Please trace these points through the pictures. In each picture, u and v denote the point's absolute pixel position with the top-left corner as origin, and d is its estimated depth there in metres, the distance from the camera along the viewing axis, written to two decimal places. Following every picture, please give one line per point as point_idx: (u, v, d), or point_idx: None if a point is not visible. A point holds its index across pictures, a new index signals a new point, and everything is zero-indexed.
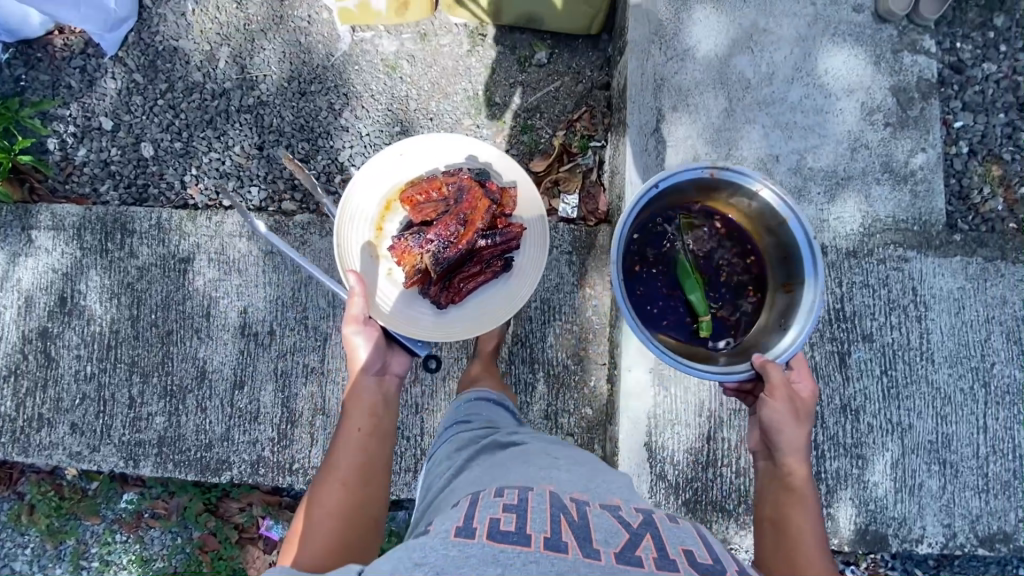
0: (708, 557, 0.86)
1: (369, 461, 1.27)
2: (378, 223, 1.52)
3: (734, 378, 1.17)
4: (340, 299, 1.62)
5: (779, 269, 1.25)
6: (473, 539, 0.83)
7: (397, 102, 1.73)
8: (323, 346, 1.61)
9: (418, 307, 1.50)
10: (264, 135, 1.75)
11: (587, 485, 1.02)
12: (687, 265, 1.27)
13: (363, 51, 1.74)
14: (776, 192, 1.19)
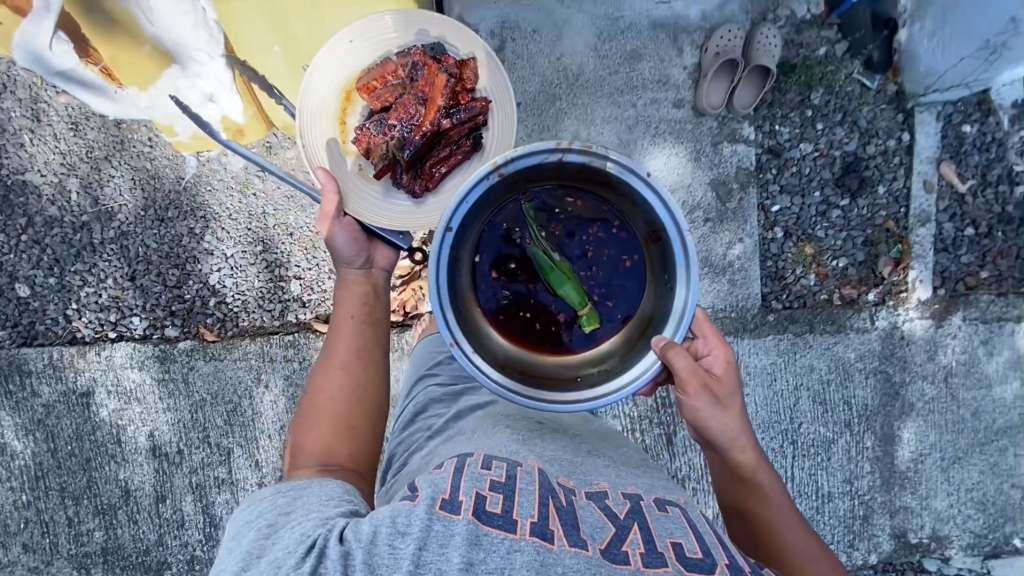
0: (698, 550, 0.91)
1: (367, 357, 1.25)
2: (338, 117, 1.45)
3: (643, 383, 1.00)
4: (236, 417, 1.77)
5: (641, 221, 1.03)
6: (457, 515, 0.86)
7: (255, 220, 1.76)
8: (227, 460, 1.79)
9: (394, 199, 1.47)
10: (133, 265, 1.79)
11: (572, 471, 1.07)
12: (546, 262, 1.12)
13: (212, 172, 1.74)
14: (581, 147, 0.96)
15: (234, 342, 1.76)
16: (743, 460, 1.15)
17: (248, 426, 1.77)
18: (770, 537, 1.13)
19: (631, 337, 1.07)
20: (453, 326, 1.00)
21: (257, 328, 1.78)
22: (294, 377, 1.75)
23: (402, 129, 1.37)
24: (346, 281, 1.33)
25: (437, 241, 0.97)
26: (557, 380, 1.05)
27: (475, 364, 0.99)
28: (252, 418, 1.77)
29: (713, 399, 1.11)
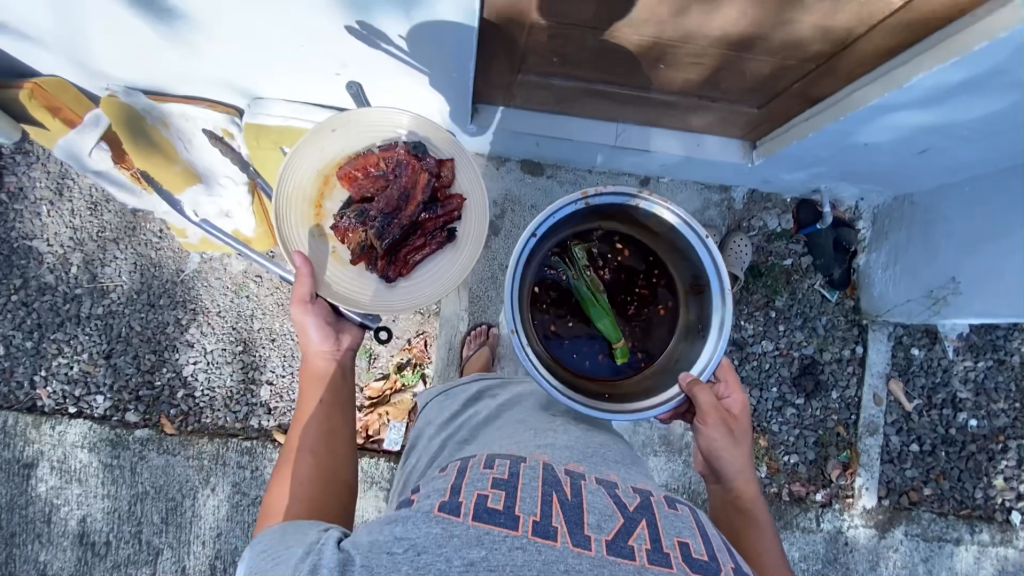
0: (704, 552, 0.78)
1: (340, 437, 1.12)
2: (312, 201, 1.31)
3: (666, 409, 1.09)
4: (174, 516, 1.73)
5: (684, 270, 1.17)
6: (457, 516, 0.75)
7: (242, 321, 1.81)
8: (154, 560, 1.72)
9: (367, 283, 1.34)
10: (112, 343, 1.82)
11: (581, 458, 0.96)
12: (587, 292, 1.23)
13: (212, 270, 1.82)
14: (656, 199, 1.08)
15: (191, 438, 1.75)
16: (745, 492, 1.14)
17: (184, 527, 1.72)
18: (757, 562, 1.06)
19: (658, 369, 1.19)
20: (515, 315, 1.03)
21: (217, 426, 1.79)
22: (242, 485, 1.73)
23: (382, 220, 1.26)
24: (308, 372, 1.20)
25: (521, 242, 1.04)
26: (594, 393, 1.12)
27: (539, 369, 1.03)
28: (190, 520, 1.72)
29: (727, 431, 1.13)
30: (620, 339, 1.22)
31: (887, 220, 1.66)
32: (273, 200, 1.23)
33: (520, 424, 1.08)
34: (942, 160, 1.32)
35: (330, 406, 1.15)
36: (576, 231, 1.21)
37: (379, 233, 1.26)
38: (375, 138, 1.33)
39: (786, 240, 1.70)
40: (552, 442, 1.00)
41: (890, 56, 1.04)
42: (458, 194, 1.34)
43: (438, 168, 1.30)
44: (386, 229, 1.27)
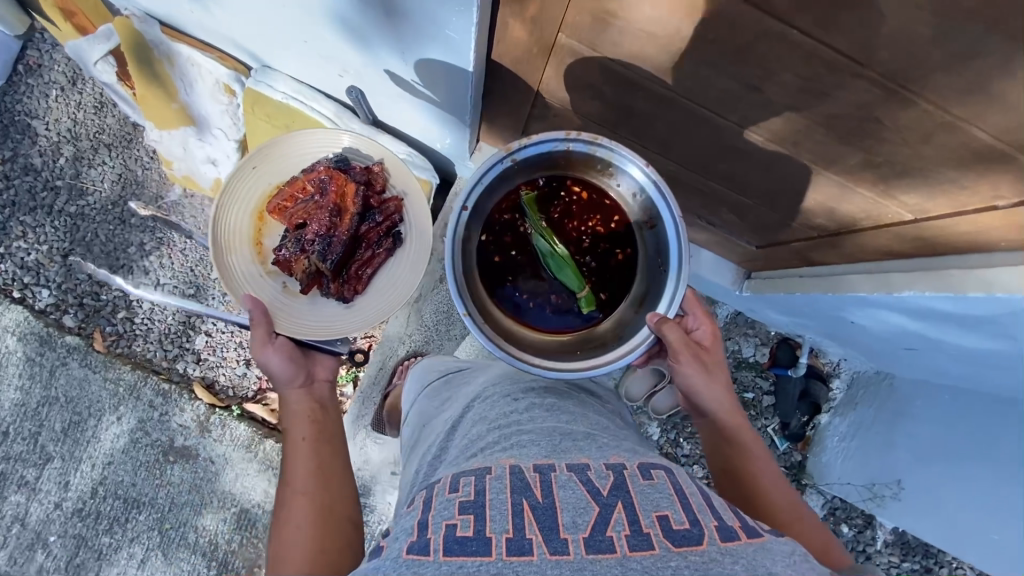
0: (685, 519, 0.67)
1: (331, 470, 0.98)
2: (253, 241, 1.27)
3: (636, 356, 1.00)
4: (74, 430, 1.73)
5: (632, 206, 1.07)
6: (427, 558, 0.63)
7: (201, 266, 1.81)
8: (42, 467, 1.71)
9: (323, 312, 1.29)
10: (73, 244, 1.81)
11: (553, 448, 0.79)
12: (545, 247, 1.13)
13: (190, 207, 1.81)
14: (586, 138, 0.98)
15: (114, 362, 1.75)
16: (737, 426, 0.99)
17: (80, 444, 1.72)
18: (765, 511, 0.90)
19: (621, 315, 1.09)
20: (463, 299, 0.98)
21: (143, 358, 1.78)
22: (147, 425, 1.72)
23: (321, 243, 1.22)
24: (286, 406, 1.06)
25: (451, 220, 0.97)
26: (552, 353, 1.06)
27: (486, 340, 0.97)
28: (88, 439, 1.72)
29: (702, 371, 0.99)
30: (584, 288, 1.12)
31: (863, 390, 1.57)
32: (210, 251, 1.20)
33: (489, 408, 0.92)
34: (924, 363, 1.24)
35: (315, 440, 1.01)
36: (519, 189, 1.09)
37: (321, 256, 1.22)
38: (300, 165, 1.30)
39: (751, 371, 1.61)
40: (518, 431, 0.84)
41: (889, 257, 0.96)
42: (394, 198, 1.30)
43: (370, 174, 1.28)
44: (328, 248, 1.23)
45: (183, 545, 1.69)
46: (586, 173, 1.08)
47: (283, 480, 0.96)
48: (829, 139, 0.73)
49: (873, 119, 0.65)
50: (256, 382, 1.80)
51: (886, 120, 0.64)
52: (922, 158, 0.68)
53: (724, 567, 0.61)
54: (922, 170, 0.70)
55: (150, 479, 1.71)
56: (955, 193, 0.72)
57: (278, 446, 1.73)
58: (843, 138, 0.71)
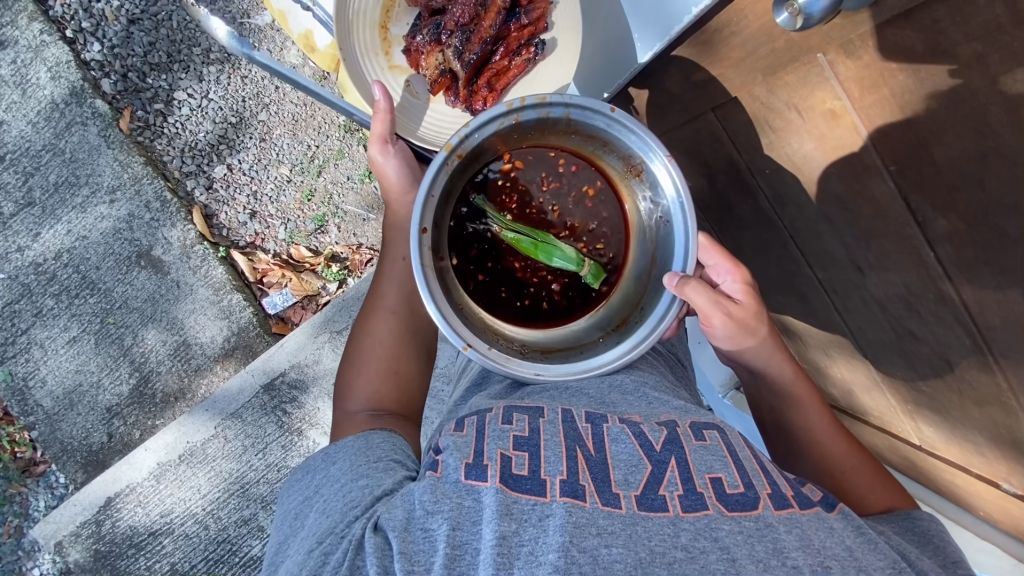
0: (740, 484, 0.71)
1: (415, 298, 1.10)
2: (381, 25, 1.13)
3: (665, 328, 0.86)
4: (65, 189, 1.70)
5: (613, 157, 0.94)
6: (482, 484, 0.69)
7: (253, 100, 1.77)
8: (21, 208, 1.69)
9: (447, 120, 1.22)
10: (144, 14, 1.72)
11: (602, 400, 0.86)
12: (530, 241, 0.97)
13: (272, 40, 1.76)
14: (536, 101, 0.83)
15: (131, 148, 1.71)
16: (794, 386, 0.96)
17: (64, 205, 1.70)
18: (822, 461, 0.92)
19: (630, 287, 0.98)
20: (457, 327, 0.81)
21: (158, 158, 1.74)
22: (134, 220, 1.71)
23: (461, 35, 1.12)
24: (399, 217, 1.13)
25: (414, 247, 0.80)
26: (571, 350, 0.92)
27: (491, 364, 0.82)
28: (75, 205, 1.70)
29: (736, 328, 0.91)
30: (587, 262, 0.99)
31: None
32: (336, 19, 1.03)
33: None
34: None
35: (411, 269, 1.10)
36: (472, 190, 0.94)
37: (461, 52, 1.12)
38: None
39: None
40: (565, 385, 0.91)
41: (875, 457, 1.13)
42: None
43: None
44: (466, 48, 1.12)
45: (116, 345, 1.71)
46: (541, 137, 0.94)
47: (373, 292, 1.09)
48: (912, 313, 0.86)
49: (961, 318, 0.79)
50: (251, 236, 1.78)
51: (972, 324, 0.78)
52: (965, 412, 0.87)
53: (779, 534, 0.65)
54: (957, 382, 0.85)
55: (115, 270, 1.71)
56: (970, 414, 0.86)
57: (243, 303, 1.73)
58: (922, 319, 0.85)
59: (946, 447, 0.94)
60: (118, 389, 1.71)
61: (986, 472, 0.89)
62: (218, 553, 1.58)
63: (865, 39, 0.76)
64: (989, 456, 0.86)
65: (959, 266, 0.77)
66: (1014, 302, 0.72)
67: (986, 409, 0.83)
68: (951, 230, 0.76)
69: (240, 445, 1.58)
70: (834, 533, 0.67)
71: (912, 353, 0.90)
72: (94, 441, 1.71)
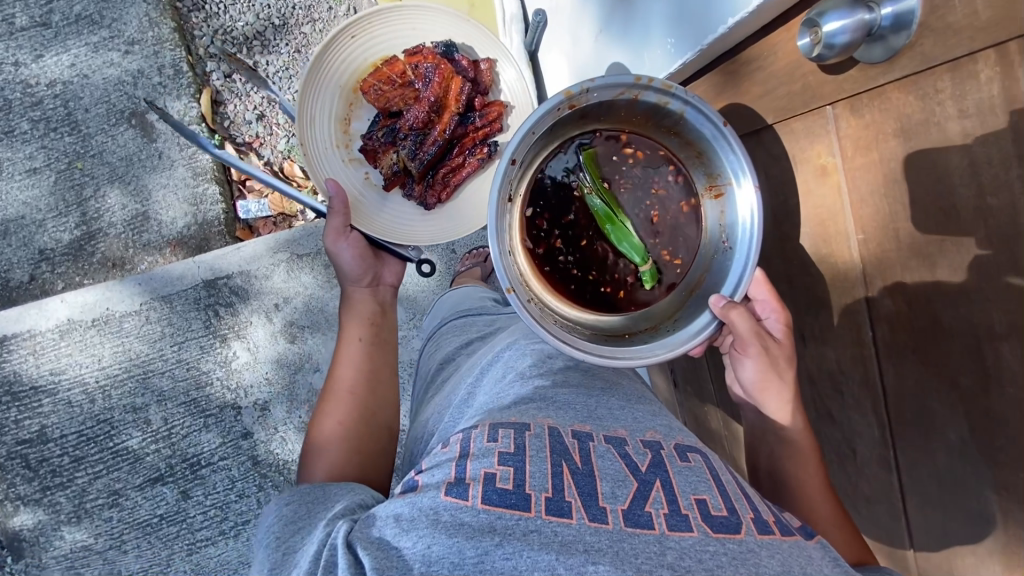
0: (724, 508, 0.70)
1: (377, 369, 1.13)
2: (344, 119, 1.28)
3: (695, 344, 0.86)
4: (84, 24, 1.66)
5: (697, 170, 0.93)
6: (464, 504, 0.67)
7: (301, 10, 1.75)
8: (34, 25, 1.65)
9: (405, 213, 1.32)
10: None
11: (589, 416, 0.85)
12: (605, 212, 0.98)
13: None
14: (659, 86, 0.83)
15: (166, 10, 1.67)
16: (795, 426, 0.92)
17: (78, 38, 1.66)
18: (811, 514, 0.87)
19: (679, 300, 0.94)
20: (507, 269, 0.84)
21: (189, 29, 1.71)
22: (140, 78, 1.67)
23: (414, 138, 1.26)
24: (359, 300, 1.20)
25: (496, 174, 0.84)
26: (605, 335, 0.92)
27: (527, 318, 0.82)
28: (88, 42, 1.66)
29: (768, 362, 0.89)
30: (648, 262, 0.98)
31: None
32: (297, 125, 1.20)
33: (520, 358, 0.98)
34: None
35: (371, 338, 1.16)
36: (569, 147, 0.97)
37: (417, 153, 1.25)
38: (400, 48, 1.27)
39: None
40: (552, 398, 0.88)
41: None
42: (496, 106, 1.28)
43: (474, 75, 1.26)
44: (422, 147, 1.25)
45: (73, 192, 1.64)
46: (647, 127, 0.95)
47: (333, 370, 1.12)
48: (838, 396, 0.91)
49: (880, 408, 0.82)
50: (251, 136, 1.74)
51: (885, 416, 0.81)
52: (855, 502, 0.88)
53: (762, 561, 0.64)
54: (859, 471, 0.90)
55: (103, 119, 1.66)
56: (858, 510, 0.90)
57: (218, 198, 1.68)
58: (845, 403, 0.89)
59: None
60: (59, 234, 1.64)
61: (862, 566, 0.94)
62: (94, 431, 1.50)
63: (872, 97, 0.75)
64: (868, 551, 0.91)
65: (890, 348, 0.78)
66: (929, 398, 0.72)
67: (880, 504, 0.87)
68: (893, 311, 0.76)
69: (157, 331, 1.51)
70: (814, 561, 0.67)
71: (831, 432, 0.95)
72: (13, 278, 1.63)
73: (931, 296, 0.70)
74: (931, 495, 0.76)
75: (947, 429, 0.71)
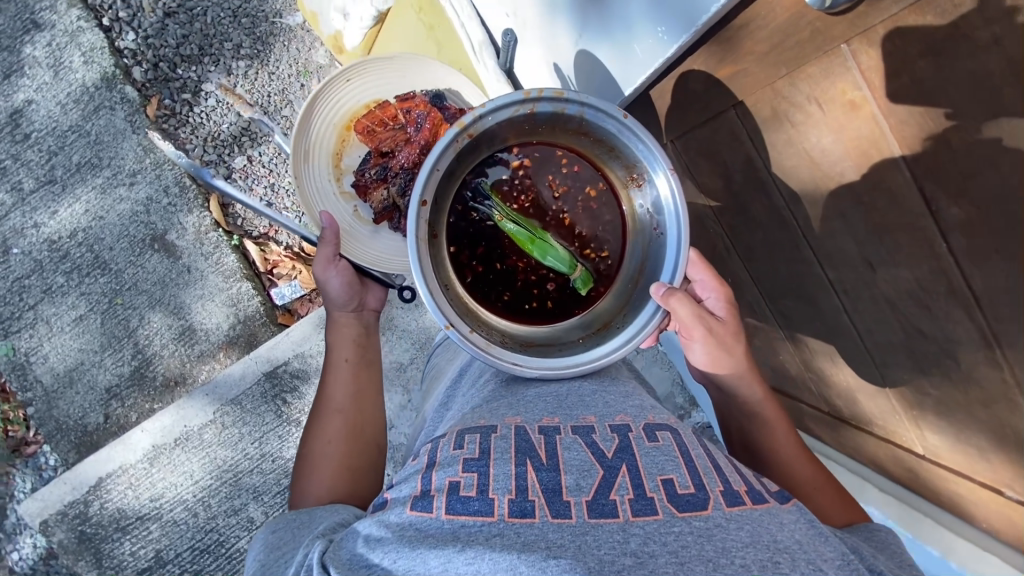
0: (691, 485, 0.76)
1: (365, 395, 1.15)
2: (336, 155, 1.34)
3: (643, 339, 0.89)
4: (86, 170, 1.74)
5: (615, 163, 0.96)
6: (428, 515, 0.73)
7: (278, 96, 1.81)
8: (41, 184, 1.74)
9: (385, 246, 1.35)
10: (180, 9, 1.80)
11: (558, 408, 0.91)
12: (523, 235, 1.00)
13: (301, 40, 1.82)
14: (552, 96, 0.85)
15: (156, 134, 1.75)
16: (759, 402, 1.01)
17: (84, 184, 1.74)
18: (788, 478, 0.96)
19: (624, 293, 0.98)
20: (441, 307, 0.83)
21: (181, 145, 1.78)
22: (152, 204, 1.74)
23: (404, 177, 1.28)
24: (342, 324, 1.21)
25: (410, 219, 0.83)
26: (551, 345, 0.94)
27: (471, 349, 0.83)
28: (94, 186, 1.74)
29: (714, 344, 0.96)
30: (574, 269, 1.00)
31: None
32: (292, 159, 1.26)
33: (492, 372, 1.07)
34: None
35: (356, 364, 1.17)
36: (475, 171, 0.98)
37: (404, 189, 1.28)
38: (395, 92, 1.34)
39: None
40: (524, 395, 0.96)
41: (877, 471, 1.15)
42: None
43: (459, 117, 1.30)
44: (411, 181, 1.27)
45: (121, 327, 1.72)
46: (550, 135, 0.97)
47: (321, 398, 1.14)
48: (924, 314, 0.89)
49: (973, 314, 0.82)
50: (264, 227, 1.80)
51: (981, 318, 0.81)
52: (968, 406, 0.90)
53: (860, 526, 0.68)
54: (964, 382, 0.88)
55: (128, 252, 1.73)
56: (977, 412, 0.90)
57: (252, 294, 1.73)
58: (934, 319, 0.88)
59: (951, 453, 0.97)
60: (118, 368, 1.71)
61: (990, 479, 0.92)
62: (204, 542, 1.56)
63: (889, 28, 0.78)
64: (991, 460, 0.90)
65: (970, 253, 0.79)
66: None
67: (997, 409, 0.85)
68: (964, 219, 0.77)
69: (236, 433, 1.56)
70: (785, 526, 0.71)
71: (921, 351, 0.93)
72: (89, 422, 1.70)
73: (1008, 195, 0.71)
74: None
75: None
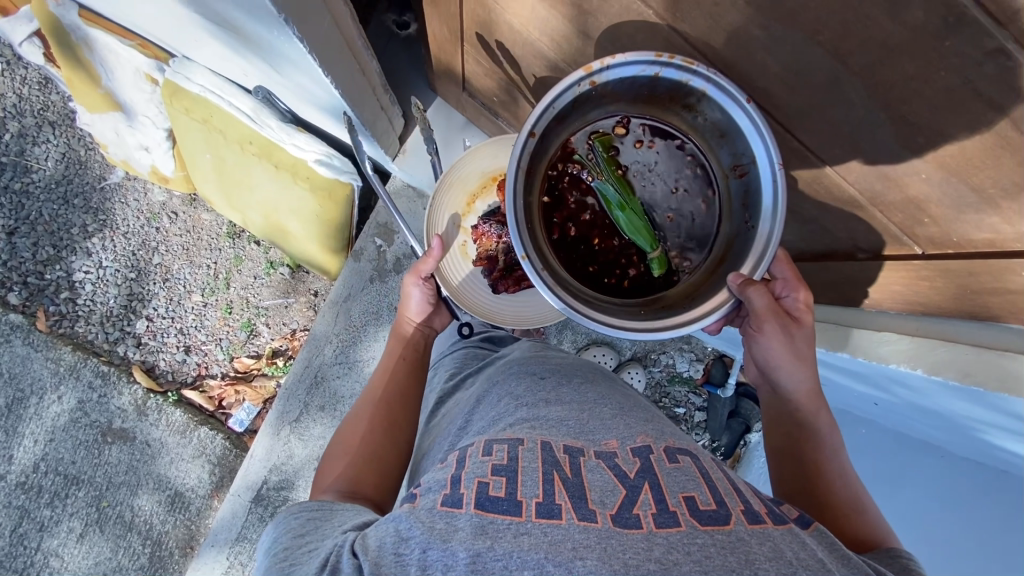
0: (712, 501, 0.58)
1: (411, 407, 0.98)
2: (467, 196, 1.22)
3: (709, 323, 0.70)
4: (17, 405, 1.76)
5: (722, 150, 0.72)
6: (459, 511, 0.57)
7: (143, 250, 1.82)
8: None
9: (480, 287, 1.21)
10: (17, 222, 1.81)
11: (580, 431, 0.70)
12: (614, 199, 0.76)
13: (133, 190, 1.83)
14: (681, 62, 0.64)
15: (56, 342, 1.76)
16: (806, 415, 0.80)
17: (22, 419, 1.76)
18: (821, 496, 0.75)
19: (697, 283, 0.75)
20: (522, 234, 0.68)
21: (84, 340, 1.80)
22: (86, 404, 1.75)
23: None
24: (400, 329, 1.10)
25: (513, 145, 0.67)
26: (632, 309, 0.73)
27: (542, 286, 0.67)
28: (31, 415, 1.76)
29: (785, 348, 0.77)
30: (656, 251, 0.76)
31: None
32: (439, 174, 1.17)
33: (518, 386, 0.82)
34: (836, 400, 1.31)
35: (411, 360, 1.04)
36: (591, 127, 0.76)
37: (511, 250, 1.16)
38: None
39: (683, 385, 1.65)
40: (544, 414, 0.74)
41: None
42: None
43: None
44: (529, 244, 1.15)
45: (118, 525, 1.73)
46: (660, 110, 0.74)
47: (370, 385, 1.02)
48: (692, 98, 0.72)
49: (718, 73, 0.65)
50: (195, 369, 1.81)
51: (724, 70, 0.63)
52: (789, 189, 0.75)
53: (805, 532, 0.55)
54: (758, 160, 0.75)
55: (90, 456, 1.75)
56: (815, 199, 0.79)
57: (213, 433, 1.74)
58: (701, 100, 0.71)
59: (806, 244, 0.83)
60: (137, 562, 1.73)
61: (840, 246, 0.77)
62: None
63: None
64: (831, 230, 0.76)
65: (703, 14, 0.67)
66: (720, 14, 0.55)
67: (794, 170, 0.71)
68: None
69: None
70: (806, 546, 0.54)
71: None
72: None
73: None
74: (803, 108, 0.60)
75: (749, 28, 0.55)
